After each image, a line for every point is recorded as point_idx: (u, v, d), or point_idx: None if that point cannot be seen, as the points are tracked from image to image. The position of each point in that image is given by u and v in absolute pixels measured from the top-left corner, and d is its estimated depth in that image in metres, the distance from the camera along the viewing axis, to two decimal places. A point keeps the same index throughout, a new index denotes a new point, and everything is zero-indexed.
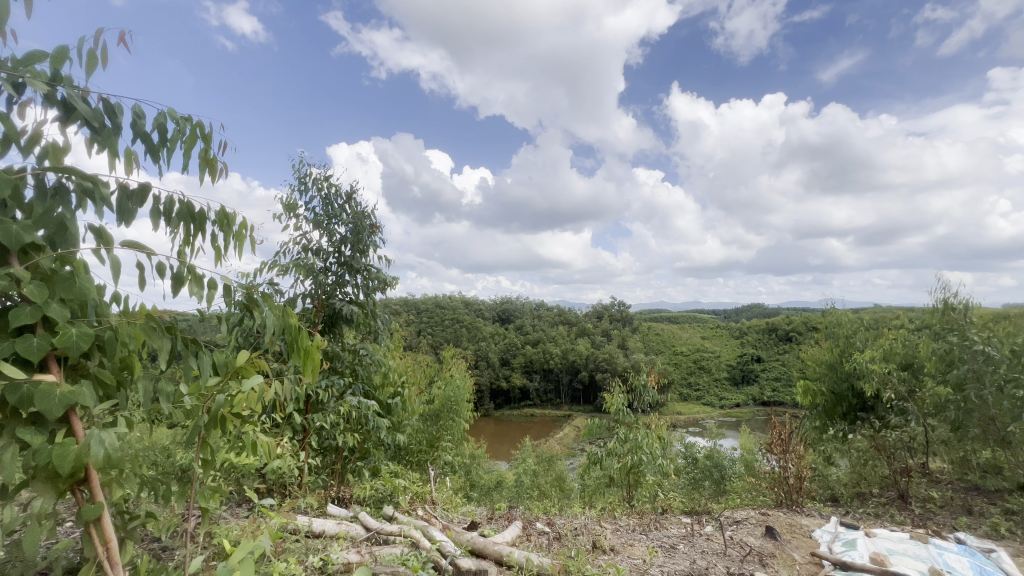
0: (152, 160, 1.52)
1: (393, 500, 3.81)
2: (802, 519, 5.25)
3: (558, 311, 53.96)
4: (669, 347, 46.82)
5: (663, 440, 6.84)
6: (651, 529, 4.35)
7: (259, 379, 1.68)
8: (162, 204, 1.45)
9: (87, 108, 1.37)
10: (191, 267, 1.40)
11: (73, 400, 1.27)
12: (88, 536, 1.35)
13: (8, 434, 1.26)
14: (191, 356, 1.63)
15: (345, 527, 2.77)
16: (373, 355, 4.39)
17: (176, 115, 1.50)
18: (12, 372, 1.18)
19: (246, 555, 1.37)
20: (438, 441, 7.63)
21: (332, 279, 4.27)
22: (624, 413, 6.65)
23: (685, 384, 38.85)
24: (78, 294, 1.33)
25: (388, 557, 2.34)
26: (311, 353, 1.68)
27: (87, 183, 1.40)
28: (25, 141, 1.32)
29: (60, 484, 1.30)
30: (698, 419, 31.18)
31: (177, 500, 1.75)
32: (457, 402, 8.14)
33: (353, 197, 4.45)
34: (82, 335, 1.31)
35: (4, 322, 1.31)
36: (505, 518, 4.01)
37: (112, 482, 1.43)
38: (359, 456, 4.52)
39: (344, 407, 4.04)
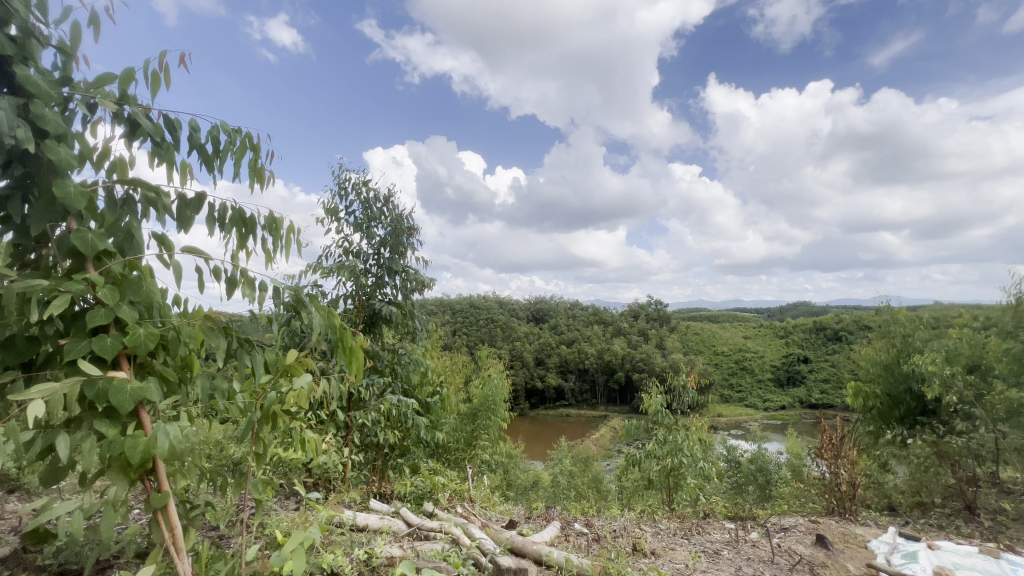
0: (207, 170, 1.61)
1: (433, 497, 3.87)
2: (857, 529, 4.98)
3: (593, 311, 53.44)
4: (709, 346, 45.47)
5: (704, 443, 6.64)
6: (693, 534, 4.24)
7: (307, 378, 1.74)
8: (216, 211, 1.54)
9: (150, 124, 1.48)
10: (245, 270, 1.48)
11: (142, 395, 1.36)
12: (155, 522, 1.45)
13: (86, 426, 1.36)
14: (245, 355, 1.72)
15: (387, 522, 2.84)
16: (411, 355, 4.50)
17: (230, 129, 1.60)
18: (90, 370, 1.28)
19: (298, 545, 1.47)
20: (475, 440, 7.71)
21: (372, 280, 4.40)
22: (663, 414, 6.51)
23: (727, 385, 37.66)
24: (145, 296, 1.43)
25: (429, 553, 2.38)
26: (355, 353, 1.73)
27: (151, 193, 1.50)
28: (97, 157, 1.44)
29: (131, 473, 1.40)
30: (739, 421, 30.17)
31: (233, 491, 1.84)
32: (494, 401, 8.07)
33: (391, 200, 4.57)
34: (149, 335, 1.41)
35: (81, 323, 1.43)
36: (543, 518, 4.01)
37: (177, 473, 1.52)
38: (399, 452, 4.64)
39: (385, 405, 4.16)
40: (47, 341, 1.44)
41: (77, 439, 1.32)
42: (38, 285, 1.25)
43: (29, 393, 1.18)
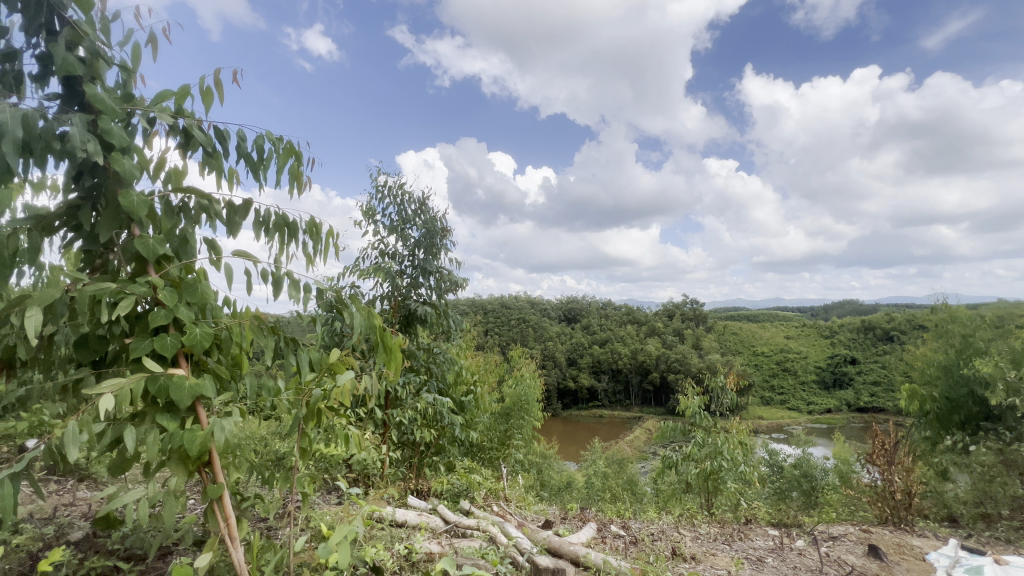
0: (254, 177, 1.69)
1: (469, 495, 3.90)
2: (914, 539, 4.71)
3: (626, 310, 52.67)
4: (748, 346, 44.00)
5: (745, 446, 6.44)
6: (735, 540, 4.11)
7: (350, 376, 1.78)
8: (262, 216, 1.61)
9: (202, 135, 1.57)
10: (290, 272, 1.54)
11: (199, 392, 1.44)
12: (212, 512, 1.52)
13: (150, 420, 1.45)
14: (291, 353, 1.80)
15: (426, 518, 2.89)
16: (446, 354, 4.58)
17: (274, 137, 1.67)
18: (152, 367, 1.37)
19: (343, 538, 1.51)
20: (509, 439, 7.76)
21: (407, 281, 4.49)
22: (701, 416, 6.35)
23: (768, 387, 36.32)
24: (200, 298, 1.51)
25: (467, 550, 2.41)
26: (394, 352, 1.77)
27: (204, 200, 1.59)
28: (155, 166, 1.54)
29: (190, 465, 1.48)
30: (781, 424, 29.08)
31: (280, 484, 1.93)
32: (527, 401, 8.09)
33: (425, 203, 4.65)
34: (205, 334, 1.49)
35: (144, 323, 1.52)
36: (579, 519, 3.98)
37: (231, 465, 1.60)
38: (434, 450, 4.72)
39: (421, 403, 4.25)
40: (114, 340, 1.54)
41: (142, 432, 1.41)
42: (108, 288, 1.34)
43: (101, 387, 1.26)
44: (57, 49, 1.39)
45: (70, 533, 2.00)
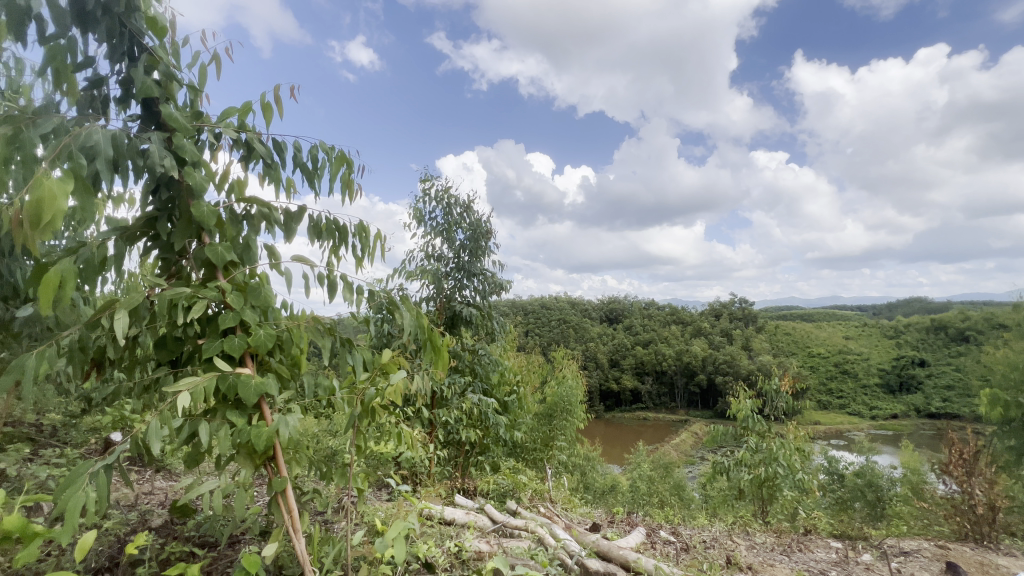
0: (309, 185, 1.77)
1: (515, 495, 3.91)
2: (999, 559, 4.32)
3: (670, 310, 51.32)
4: (802, 347, 41.78)
5: (803, 452, 6.12)
6: (794, 551, 3.91)
7: (401, 376, 1.82)
8: (316, 223, 1.69)
9: (261, 147, 1.66)
10: (344, 276, 1.60)
11: (264, 390, 1.52)
12: (276, 504, 1.60)
13: (221, 416, 1.55)
14: (346, 353, 1.87)
15: (473, 517, 2.92)
16: (490, 355, 4.62)
17: (327, 147, 1.74)
18: (222, 365, 1.46)
19: (399, 533, 1.59)
20: (552, 440, 7.75)
21: (452, 283, 4.58)
22: (753, 420, 6.11)
23: (825, 391, 34.35)
24: (263, 300, 1.61)
25: (517, 550, 2.41)
26: (442, 352, 1.80)
27: (265, 208, 1.68)
28: (221, 178, 1.64)
29: (256, 458, 1.56)
30: (840, 430, 27.42)
31: (337, 480, 2.00)
32: (570, 402, 8.05)
33: (470, 206, 4.71)
34: (268, 335, 1.58)
35: (214, 325, 1.63)
36: (627, 523, 3.91)
37: (293, 459, 1.67)
38: (479, 450, 4.77)
39: (466, 404, 4.31)
40: (189, 341, 1.65)
41: (214, 427, 1.51)
42: (183, 293, 1.45)
43: (178, 385, 1.36)
44: (137, 73, 1.51)
45: (151, 519, 2.16)
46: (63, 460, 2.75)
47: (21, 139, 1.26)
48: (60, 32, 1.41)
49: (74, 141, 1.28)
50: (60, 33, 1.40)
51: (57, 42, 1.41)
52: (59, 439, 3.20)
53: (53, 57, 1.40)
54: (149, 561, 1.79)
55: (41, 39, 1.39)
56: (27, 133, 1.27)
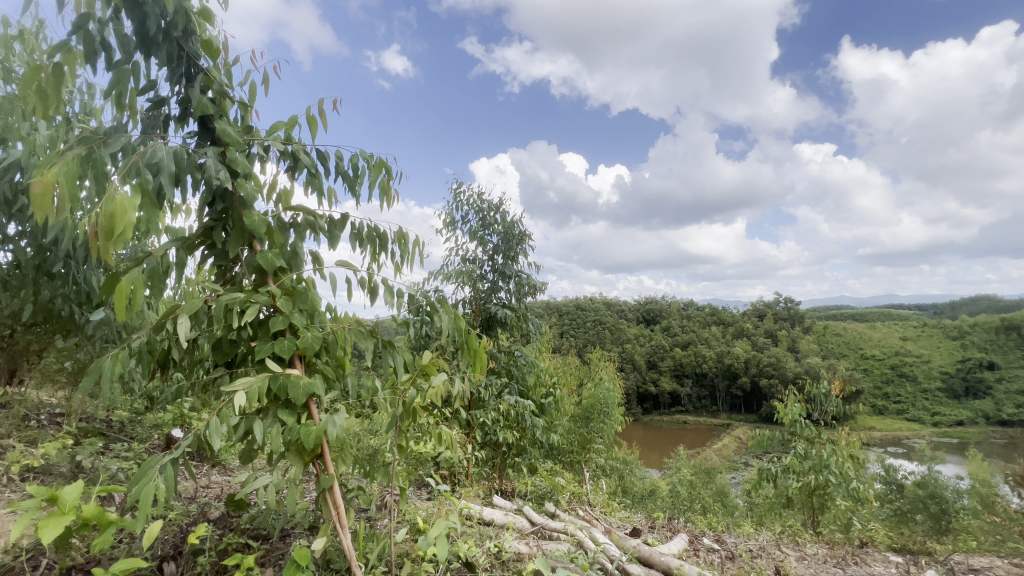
0: (351, 193, 1.84)
1: (553, 498, 3.89)
2: None
3: (710, 310, 49.82)
4: (854, 348, 39.58)
5: (857, 460, 5.80)
6: (849, 564, 3.71)
7: (441, 377, 1.85)
8: (357, 229, 1.75)
9: (306, 158, 1.74)
10: (384, 280, 1.65)
11: (312, 390, 1.59)
12: (324, 500, 1.67)
13: (273, 414, 1.63)
14: (388, 355, 1.92)
15: (512, 518, 2.93)
16: (526, 356, 4.63)
17: (367, 155, 1.80)
18: (273, 366, 1.53)
19: (440, 531, 1.65)
20: (589, 443, 7.67)
21: (487, 285, 4.62)
22: (802, 425, 5.86)
23: (880, 395, 32.40)
24: (310, 305, 1.68)
25: (557, 553, 2.41)
26: (480, 354, 1.83)
27: (310, 216, 1.75)
28: (270, 188, 1.73)
29: (306, 456, 1.63)
30: (898, 437, 25.79)
31: (380, 478, 2.05)
32: (608, 404, 7.94)
33: (503, 209, 4.75)
34: (315, 338, 1.64)
35: (265, 328, 1.71)
36: (668, 529, 3.82)
37: (339, 457, 1.74)
38: (516, 451, 4.77)
39: (503, 405, 4.35)
40: (243, 344, 1.75)
41: (267, 425, 1.58)
42: (238, 297, 1.54)
43: (235, 385, 1.44)
44: (194, 93, 1.61)
45: (210, 511, 2.29)
46: (130, 454, 2.94)
47: (94, 158, 1.36)
48: (126, 58, 1.52)
49: (140, 158, 1.38)
50: (126, 58, 1.51)
51: (124, 67, 1.52)
52: (126, 434, 3.43)
53: (120, 81, 1.51)
54: (209, 550, 1.88)
55: (110, 65, 1.51)
56: (99, 152, 1.37)
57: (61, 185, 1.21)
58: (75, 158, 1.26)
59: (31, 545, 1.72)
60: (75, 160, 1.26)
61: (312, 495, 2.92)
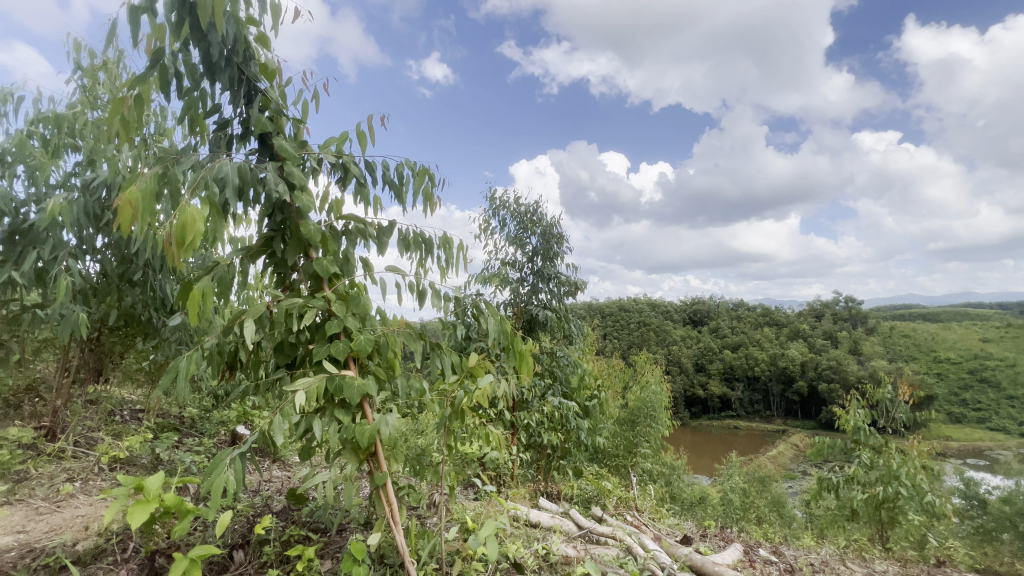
0: (397, 200, 1.90)
1: (600, 502, 3.84)
2: None
3: (762, 310, 47.60)
4: (925, 351, 36.60)
5: (931, 472, 5.36)
6: None
7: (488, 379, 1.87)
8: (404, 235, 1.80)
9: (355, 168, 1.82)
10: (432, 284, 1.70)
11: (365, 390, 1.65)
12: (378, 497, 1.73)
13: (330, 413, 1.70)
14: (437, 357, 1.97)
15: (559, 521, 2.92)
16: (569, 358, 4.60)
17: (411, 163, 1.86)
18: (330, 367, 1.61)
19: (490, 532, 1.67)
20: (636, 447, 7.53)
21: (527, 287, 4.64)
22: (866, 433, 5.50)
23: (957, 402, 29.77)
24: (363, 309, 1.75)
25: (605, 557, 2.38)
26: (527, 356, 1.84)
27: (360, 224, 1.83)
28: (323, 199, 1.83)
29: (361, 454, 1.70)
30: (979, 448, 23.60)
31: (431, 477, 2.10)
32: (654, 408, 7.76)
33: (541, 210, 4.75)
34: (367, 340, 1.71)
35: (321, 331, 1.80)
36: (721, 538, 3.68)
37: (392, 456, 1.79)
38: (561, 454, 4.77)
39: (547, 407, 4.35)
40: (301, 346, 1.84)
41: (325, 423, 1.66)
42: (297, 302, 1.63)
43: (295, 384, 1.52)
44: (254, 112, 1.72)
45: (273, 504, 2.42)
46: (201, 448, 3.16)
47: (169, 176, 1.48)
48: (194, 85, 1.65)
49: (208, 174, 1.49)
50: (194, 86, 1.64)
51: (193, 93, 1.64)
52: (197, 430, 3.70)
53: (190, 107, 1.63)
54: (273, 541, 1.99)
55: (180, 92, 1.63)
56: (173, 171, 1.49)
57: (141, 202, 1.32)
58: (153, 176, 1.37)
59: (121, 530, 1.89)
60: (153, 178, 1.38)
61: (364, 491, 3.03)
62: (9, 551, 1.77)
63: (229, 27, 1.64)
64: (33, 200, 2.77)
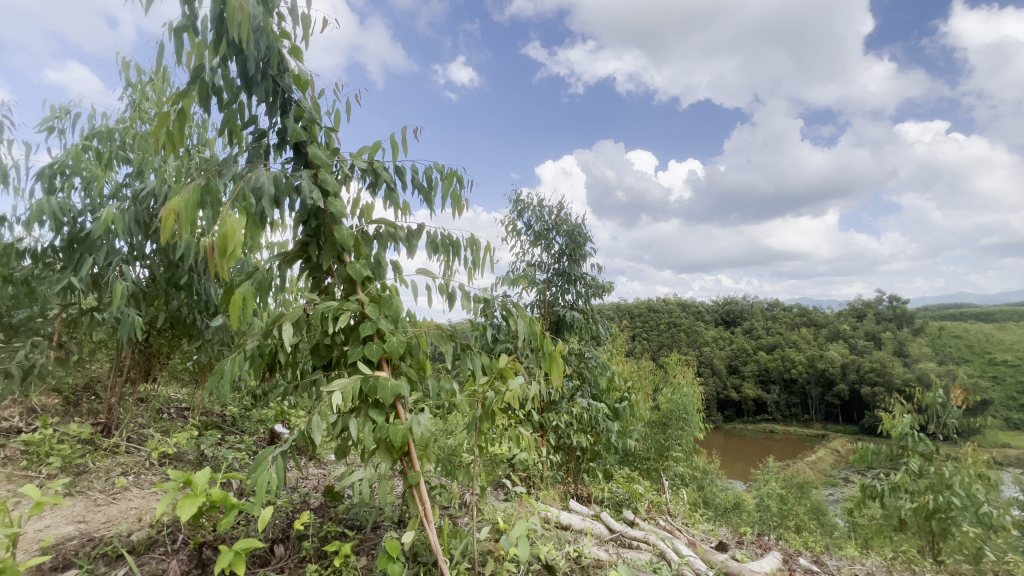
0: (426, 203, 1.94)
1: (631, 506, 3.79)
2: None
3: (799, 310, 45.91)
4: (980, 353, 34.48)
5: (988, 481, 5.04)
6: None
7: (518, 381, 1.87)
8: (433, 238, 1.83)
9: (385, 174, 1.86)
10: (461, 286, 1.72)
11: (398, 390, 1.68)
12: (411, 496, 1.75)
13: (365, 413, 1.75)
14: (467, 359, 1.99)
15: (590, 524, 2.89)
16: (598, 359, 4.56)
17: (439, 166, 1.89)
18: (363, 368, 1.65)
19: (521, 533, 1.67)
20: (668, 450, 7.39)
21: (555, 288, 4.63)
22: (914, 439, 5.22)
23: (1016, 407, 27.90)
24: (395, 311, 1.79)
25: (638, 561, 2.34)
26: (557, 357, 1.83)
27: (391, 228, 1.87)
28: (355, 205, 1.88)
29: (394, 453, 1.73)
30: None
31: (462, 477, 2.13)
32: (687, 410, 7.59)
33: (567, 211, 4.73)
34: (399, 342, 1.74)
35: (355, 333, 1.85)
36: (758, 546, 3.57)
37: (424, 456, 1.82)
38: (591, 456, 4.77)
39: (576, 408, 4.32)
40: (337, 348, 1.90)
41: (360, 423, 1.70)
42: (332, 305, 1.68)
43: (331, 385, 1.57)
44: (289, 122, 1.78)
45: (311, 500, 2.49)
46: (242, 445, 3.30)
47: (211, 186, 1.55)
48: (232, 98, 1.72)
49: (247, 184, 1.55)
50: (232, 99, 1.71)
51: (231, 106, 1.72)
52: (239, 427, 3.85)
53: (228, 119, 1.70)
54: (311, 536, 2.05)
55: (220, 105, 1.71)
56: (215, 181, 1.56)
57: (185, 212, 1.39)
58: (197, 187, 1.44)
59: (171, 522, 1.99)
60: (196, 189, 1.45)
61: (397, 490, 3.10)
62: (71, 540, 1.89)
63: (263, 41, 1.70)
64: (88, 210, 2.95)
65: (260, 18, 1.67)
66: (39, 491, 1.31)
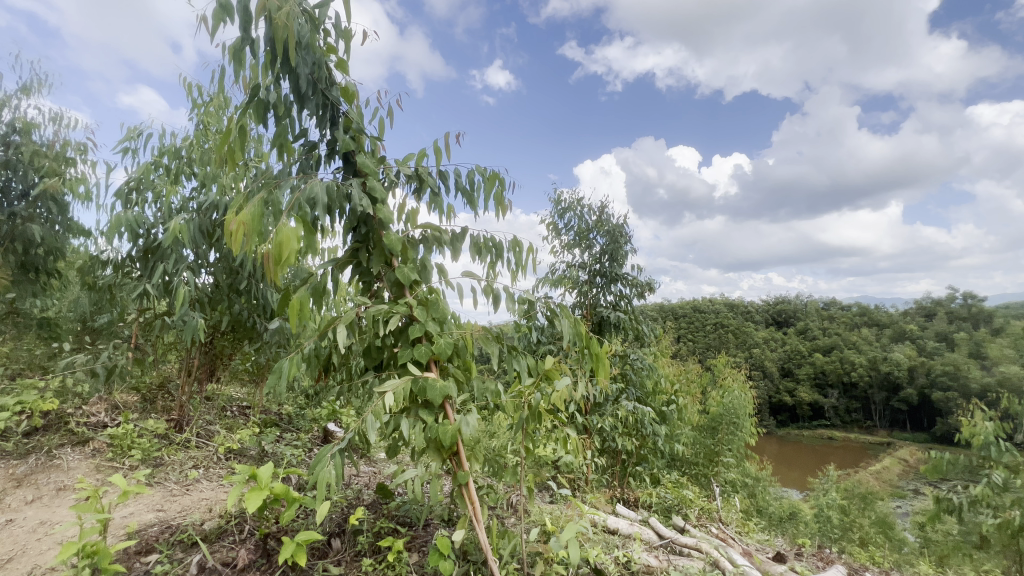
0: (469, 206, 1.97)
1: (681, 511, 3.70)
2: None
3: (859, 309, 43.12)
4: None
5: None
6: None
7: (565, 381, 1.86)
8: (476, 240, 1.86)
9: (429, 179, 1.90)
10: (505, 287, 1.73)
11: (446, 390, 1.72)
12: (461, 495, 1.78)
13: (415, 413, 1.79)
14: (512, 360, 2.01)
15: (639, 529, 2.84)
16: (643, 361, 4.47)
17: (481, 169, 1.91)
18: (413, 369, 1.69)
19: (570, 535, 1.65)
20: (718, 455, 7.12)
21: (597, 289, 4.58)
22: (998, 449, 4.78)
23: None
24: (442, 313, 1.83)
25: (690, 569, 2.28)
26: (603, 357, 1.81)
27: (436, 232, 1.92)
28: (401, 210, 1.93)
29: (443, 452, 1.76)
30: None
31: (510, 478, 2.14)
32: (738, 415, 7.28)
33: (607, 210, 4.67)
34: (447, 343, 1.78)
35: (404, 335, 1.90)
36: (820, 558, 3.39)
37: (472, 455, 1.84)
38: (637, 460, 4.68)
39: (621, 411, 4.25)
40: (387, 349, 1.96)
41: (411, 423, 1.75)
42: (382, 308, 1.73)
43: (384, 385, 1.63)
44: (337, 134, 1.86)
45: (364, 496, 2.59)
46: (298, 442, 3.46)
47: (271, 198, 1.65)
48: (285, 113, 1.81)
49: (303, 195, 1.63)
50: (286, 113, 1.80)
51: (285, 121, 1.81)
52: (295, 425, 4.04)
53: (281, 133, 1.80)
54: (366, 531, 2.13)
55: (275, 121, 1.81)
56: (274, 193, 1.66)
57: (250, 224, 1.48)
58: (258, 200, 1.53)
59: (238, 513, 2.12)
60: (258, 201, 1.53)
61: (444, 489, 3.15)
62: (152, 527, 2.05)
63: (311, 57, 1.78)
64: (160, 222, 3.19)
65: (307, 35, 1.75)
66: (126, 481, 1.42)
